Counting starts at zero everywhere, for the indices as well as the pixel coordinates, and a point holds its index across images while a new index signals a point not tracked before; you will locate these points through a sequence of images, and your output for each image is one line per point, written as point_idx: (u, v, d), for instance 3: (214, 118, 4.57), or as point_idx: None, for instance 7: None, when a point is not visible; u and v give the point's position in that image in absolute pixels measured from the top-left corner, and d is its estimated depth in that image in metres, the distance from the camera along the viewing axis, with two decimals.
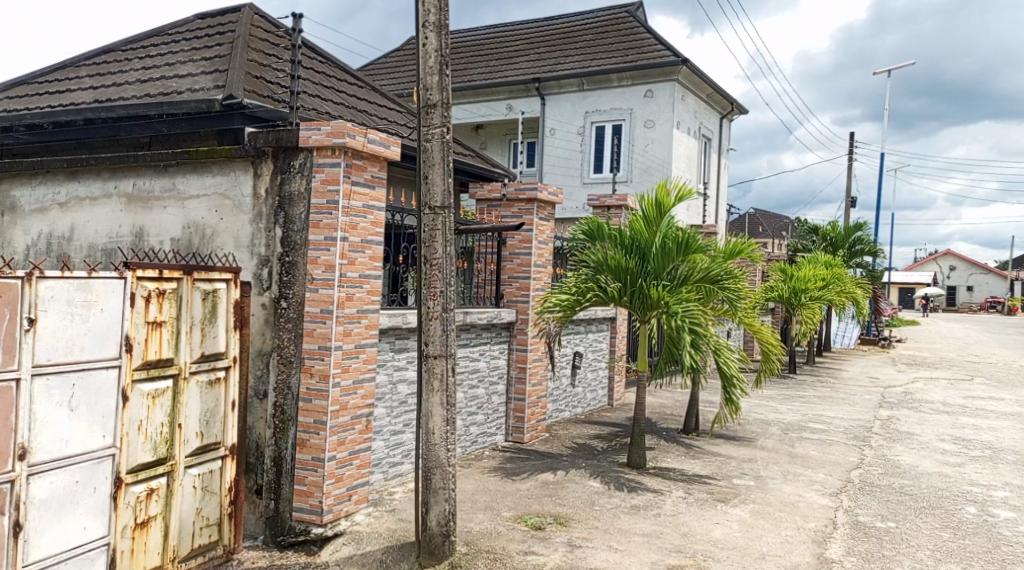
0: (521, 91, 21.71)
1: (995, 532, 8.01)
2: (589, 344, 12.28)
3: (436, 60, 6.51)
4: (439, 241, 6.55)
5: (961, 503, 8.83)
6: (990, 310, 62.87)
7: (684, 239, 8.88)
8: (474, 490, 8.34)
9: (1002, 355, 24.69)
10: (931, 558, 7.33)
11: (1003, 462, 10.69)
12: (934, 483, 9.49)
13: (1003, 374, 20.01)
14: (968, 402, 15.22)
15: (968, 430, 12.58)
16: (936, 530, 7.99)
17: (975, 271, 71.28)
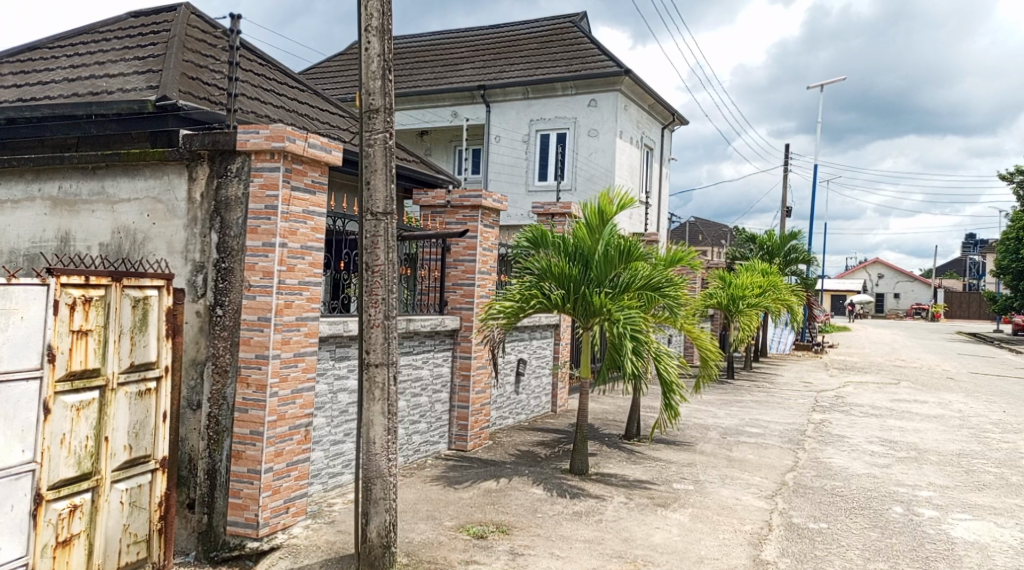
0: (467, 98, 21.65)
1: (920, 531, 8.17)
2: (533, 351, 12.27)
3: (378, 64, 6.41)
4: (381, 247, 6.45)
5: (889, 503, 9.02)
6: (916, 317, 64.85)
7: (626, 246, 8.93)
8: (416, 500, 8.24)
9: (926, 360, 25.45)
10: (861, 557, 7.44)
11: (928, 462, 10.95)
12: (863, 484, 9.68)
13: (928, 378, 20.57)
14: (895, 405, 15.61)
15: (895, 432, 12.89)
16: (865, 530, 8.13)
17: (901, 279, 73.58)
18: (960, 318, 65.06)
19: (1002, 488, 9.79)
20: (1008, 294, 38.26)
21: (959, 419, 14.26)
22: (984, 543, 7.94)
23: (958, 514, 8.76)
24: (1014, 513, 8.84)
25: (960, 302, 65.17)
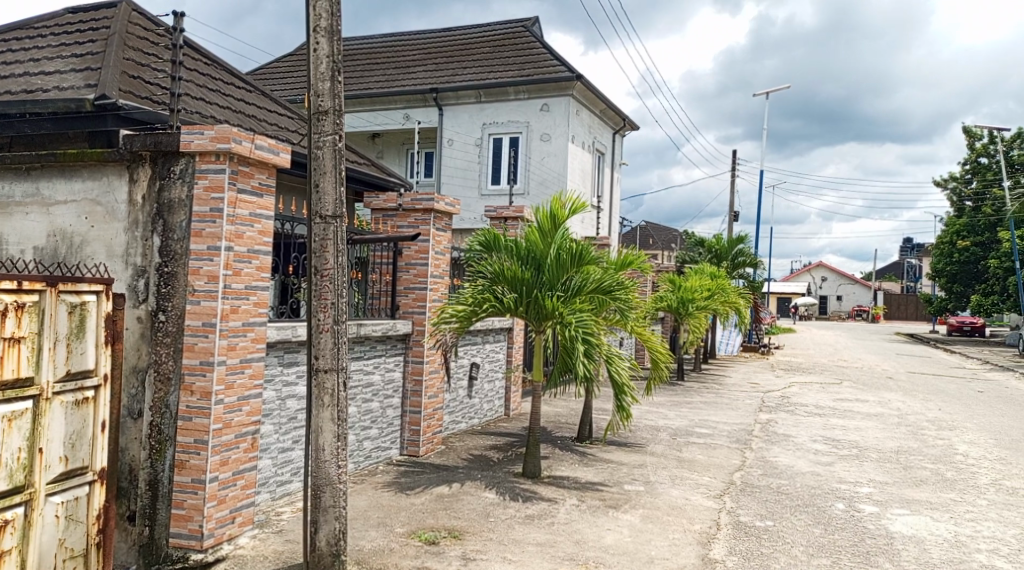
0: (419, 101, 21.53)
1: (862, 526, 8.29)
2: (486, 354, 12.21)
3: (327, 65, 6.30)
4: (330, 251, 6.33)
5: (832, 500, 9.14)
6: (857, 318, 66.27)
7: (578, 250, 8.94)
8: (367, 507, 8.12)
9: (866, 360, 25.99)
10: (805, 554, 7.50)
11: (869, 459, 11.13)
12: (807, 482, 9.81)
13: (870, 377, 20.98)
14: (837, 404, 15.88)
15: (837, 430, 13.11)
16: (809, 527, 8.22)
17: (843, 282, 75.33)
18: (898, 320, 66.63)
19: (939, 483, 9.98)
20: (943, 296, 39.25)
21: (898, 417, 14.55)
22: (922, 537, 8.07)
23: (897, 509, 8.90)
24: (950, 508, 9.01)
25: (898, 304, 66.78)
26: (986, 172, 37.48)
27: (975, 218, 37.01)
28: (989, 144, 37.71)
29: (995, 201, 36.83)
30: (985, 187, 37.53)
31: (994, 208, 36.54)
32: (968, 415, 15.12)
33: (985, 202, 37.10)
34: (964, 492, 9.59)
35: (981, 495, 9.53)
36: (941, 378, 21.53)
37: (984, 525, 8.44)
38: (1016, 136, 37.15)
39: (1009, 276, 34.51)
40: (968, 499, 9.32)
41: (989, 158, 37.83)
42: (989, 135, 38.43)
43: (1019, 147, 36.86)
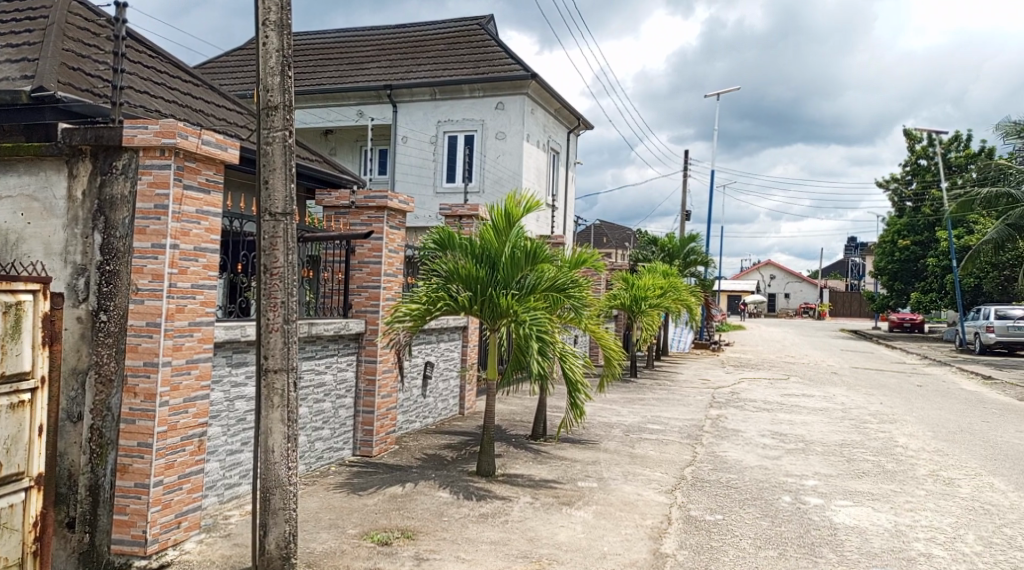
0: (373, 97, 21.32)
1: (808, 518, 8.38)
2: (441, 353, 12.11)
3: (277, 60, 6.17)
4: (280, 249, 6.19)
5: (778, 493, 9.23)
6: (804, 316, 67.45)
7: (533, 249, 8.91)
8: (318, 508, 7.99)
9: (813, 356, 26.41)
10: (753, 546, 7.56)
11: (815, 453, 11.28)
12: (756, 475, 9.90)
13: (817, 373, 21.32)
14: (785, 400, 16.10)
15: (784, 425, 13.27)
16: (757, 519, 8.29)
17: (791, 280, 76.99)
18: (844, 317, 67.95)
19: (881, 474, 10.14)
20: (886, 293, 40.06)
21: (842, 411, 14.81)
22: (864, 527, 8.18)
23: (840, 501, 9.02)
24: (890, 498, 9.16)
25: (844, 301, 68.06)
26: (925, 173, 38.32)
27: (915, 217, 37.84)
28: (928, 146, 38.56)
29: (934, 201, 37.65)
30: (925, 187, 38.38)
31: (933, 208, 37.37)
32: (909, 408, 15.43)
33: (925, 202, 37.93)
34: (904, 483, 9.76)
35: (920, 485, 9.70)
36: (884, 373, 21.96)
37: (923, 515, 8.59)
38: (954, 138, 38.07)
39: (947, 274, 35.35)
40: (908, 490, 9.48)
41: (928, 159, 38.67)
42: (929, 137, 39.32)
43: (956, 148, 37.78)
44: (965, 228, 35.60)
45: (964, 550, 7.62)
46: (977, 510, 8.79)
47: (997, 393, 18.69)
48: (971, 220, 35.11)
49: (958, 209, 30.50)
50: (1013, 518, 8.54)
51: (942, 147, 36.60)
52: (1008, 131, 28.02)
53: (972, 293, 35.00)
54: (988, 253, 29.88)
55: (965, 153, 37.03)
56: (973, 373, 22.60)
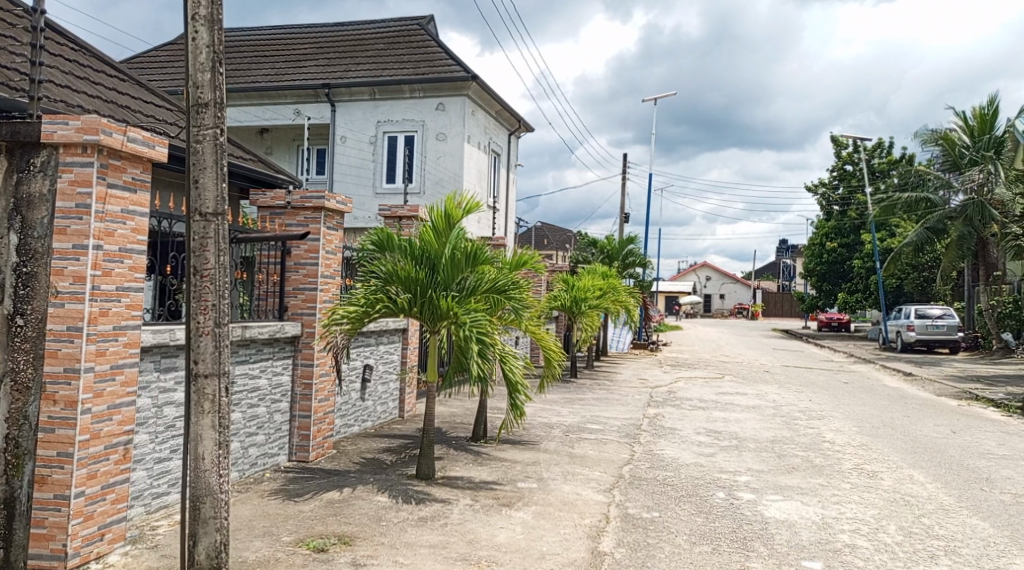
0: (309, 96, 20.98)
1: (740, 513, 8.46)
2: (380, 356, 11.94)
3: (208, 56, 5.97)
4: (211, 250, 5.97)
5: (712, 489, 9.31)
6: (739, 316, 68.67)
7: (473, 250, 8.83)
8: (252, 516, 7.78)
9: (748, 355, 26.84)
10: (688, 542, 7.59)
11: (747, 449, 11.42)
12: (691, 473, 9.97)
13: (750, 371, 21.66)
14: (720, 398, 16.30)
15: (719, 422, 13.43)
16: (692, 516, 8.33)
17: (726, 281, 78.34)
18: (775, 317, 69.42)
19: (809, 469, 10.31)
20: (814, 294, 41.03)
21: (773, 408, 15.05)
22: (793, 520, 8.29)
23: (771, 495, 9.13)
24: (818, 492, 9.31)
25: (774, 302, 69.54)
26: (851, 178, 39.36)
27: (841, 221, 38.88)
28: (853, 152, 39.67)
29: (859, 205, 38.71)
30: (851, 192, 39.35)
31: (858, 212, 38.42)
32: (836, 404, 15.77)
33: (851, 206, 38.97)
34: (830, 477, 9.94)
35: (845, 479, 9.89)
36: (813, 371, 22.45)
37: (848, 507, 8.74)
38: (877, 145, 39.28)
39: (871, 275, 36.40)
40: (834, 483, 9.65)
41: (854, 165, 39.75)
42: (855, 143, 40.40)
43: (879, 155, 38.96)
44: (888, 232, 36.73)
45: (887, 540, 7.76)
46: (898, 501, 8.98)
47: (918, 388, 19.26)
48: (893, 224, 36.25)
49: (880, 214, 32.03)
50: (932, 508, 8.75)
51: (866, 154, 37.70)
52: (926, 139, 29.34)
53: (894, 293, 36.09)
54: (909, 255, 30.86)
55: (887, 159, 38.22)
56: (895, 369, 23.28)
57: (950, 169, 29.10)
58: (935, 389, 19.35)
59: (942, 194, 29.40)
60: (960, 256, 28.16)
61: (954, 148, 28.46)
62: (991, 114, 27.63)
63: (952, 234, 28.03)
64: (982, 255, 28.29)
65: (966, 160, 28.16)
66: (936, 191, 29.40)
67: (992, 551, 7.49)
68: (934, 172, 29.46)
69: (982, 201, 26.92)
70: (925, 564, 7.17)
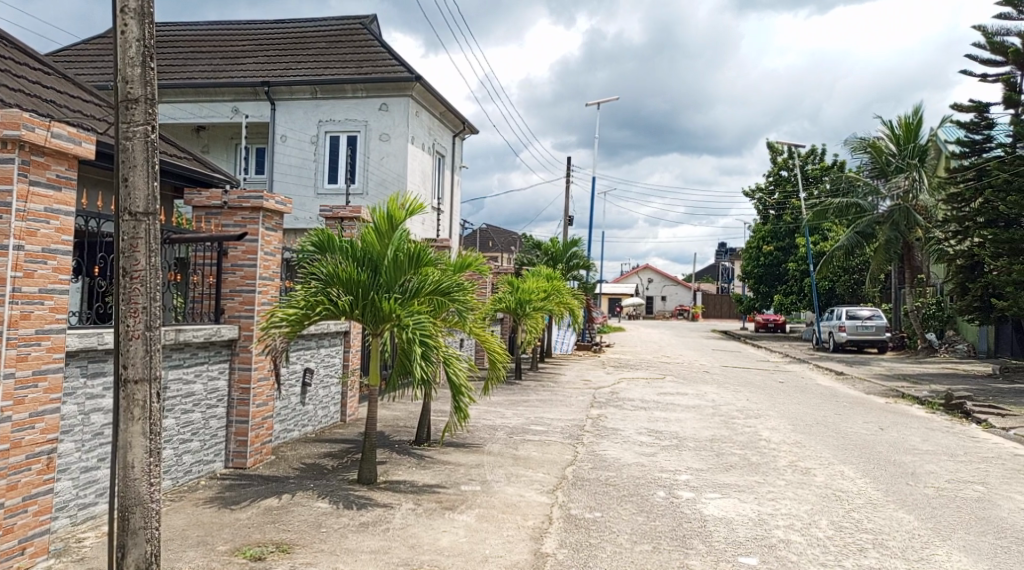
0: (248, 94, 20.57)
1: (680, 512, 8.48)
2: (320, 359, 11.72)
3: (138, 50, 5.71)
4: (142, 251, 5.71)
5: (653, 488, 9.32)
6: (679, 317, 69.54)
7: (416, 252, 8.70)
8: (185, 526, 7.53)
9: (688, 356, 27.11)
10: (629, 541, 7.57)
11: (687, 448, 11.50)
12: (632, 472, 9.99)
13: (691, 372, 21.87)
14: (662, 398, 16.40)
15: (660, 422, 13.50)
16: (633, 515, 8.32)
17: (667, 284, 79.31)
18: (714, 318, 70.41)
19: (746, 467, 10.41)
20: (751, 296, 41.69)
21: (713, 408, 15.20)
22: (731, 517, 8.33)
23: (710, 493, 9.18)
24: (754, 489, 9.39)
25: (714, 303, 70.54)
26: (785, 184, 40.00)
27: (777, 225, 39.62)
28: (788, 158, 40.46)
29: (794, 210, 39.48)
30: (786, 198, 40.01)
31: (793, 216, 39.19)
32: (772, 404, 16.00)
33: (786, 211, 39.73)
34: (766, 474, 10.04)
35: (780, 476, 10.00)
36: (751, 371, 22.79)
37: (783, 503, 8.83)
38: (811, 152, 40.14)
39: (805, 278, 37.13)
40: (769, 480, 9.75)
41: (788, 171, 40.52)
42: (789, 150, 41.22)
43: (813, 162, 39.81)
44: (821, 236, 37.51)
45: (819, 535, 7.84)
46: (830, 497, 9.10)
47: (849, 387, 19.67)
48: (826, 228, 37.03)
49: (813, 218, 32.67)
50: (862, 503, 8.88)
51: (800, 160, 38.47)
52: (855, 146, 29.97)
53: (827, 296, 36.77)
54: (840, 258, 31.55)
55: (820, 165, 39.07)
56: (828, 369, 23.76)
57: (877, 177, 29.56)
58: (865, 387, 19.78)
59: (870, 200, 30.09)
60: (887, 260, 28.80)
61: (881, 156, 28.89)
62: (915, 123, 28.42)
63: (879, 239, 28.73)
64: (907, 259, 29.03)
65: (892, 168, 28.70)
66: (866, 197, 30.27)
67: (919, 543, 7.62)
68: (864, 179, 30.12)
69: (907, 207, 28.03)
70: (855, 557, 7.26)
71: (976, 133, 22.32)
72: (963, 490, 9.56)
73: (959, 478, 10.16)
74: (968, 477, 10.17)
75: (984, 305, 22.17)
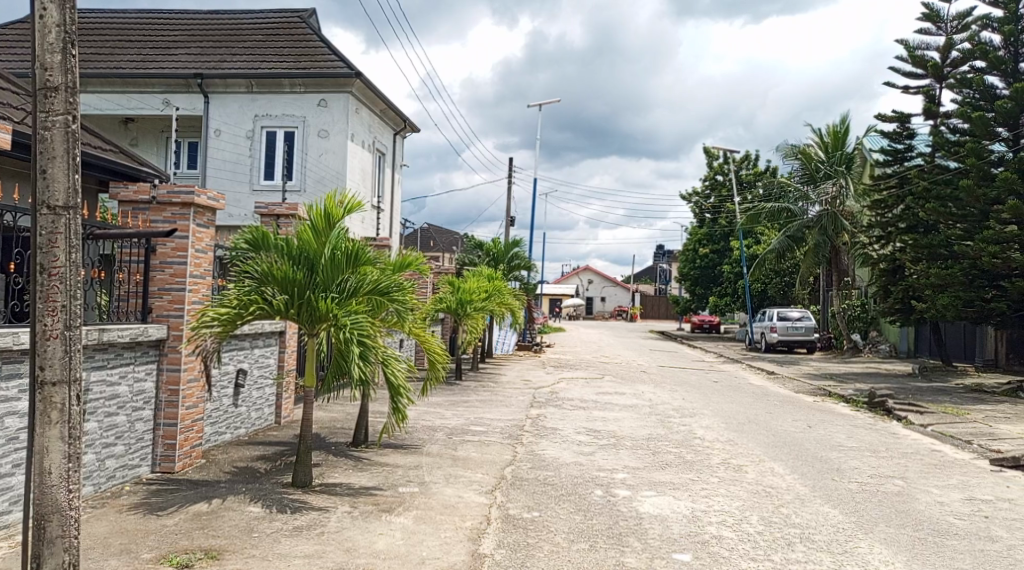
0: (180, 86, 20.01)
1: (617, 510, 8.45)
2: (254, 360, 11.41)
3: (58, 35, 5.36)
4: (61, 246, 5.36)
5: (591, 487, 9.27)
6: (618, 318, 70.12)
7: (354, 250, 8.49)
8: (107, 533, 7.22)
9: (627, 356, 27.25)
10: (566, 540, 7.49)
11: (624, 447, 11.50)
12: (570, 472, 9.94)
13: (628, 372, 21.99)
14: (600, 397, 16.43)
15: (598, 422, 13.49)
16: (571, 514, 8.26)
17: (606, 285, 80.00)
18: (653, 318, 71.22)
19: (681, 464, 10.44)
20: (688, 297, 42.21)
21: (649, 407, 15.27)
22: (665, 515, 8.33)
23: (646, 491, 9.18)
24: (689, 486, 9.42)
25: (652, 304, 71.39)
26: (721, 188, 40.69)
27: (712, 228, 40.20)
28: (723, 163, 41.13)
29: (729, 213, 40.11)
30: (721, 202, 40.64)
31: (728, 220, 39.82)
32: (707, 402, 16.15)
33: (721, 214, 40.36)
34: (701, 472, 10.09)
35: (714, 473, 10.05)
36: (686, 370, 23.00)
37: (715, 500, 8.86)
38: (745, 157, 40.85)
39: (739, 280, 37.74)
40: (703, 477, 9.79)
41: (724, 176, 41.17)
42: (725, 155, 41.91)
43: (747, 166, 40.55)
44: (754, 239, 38.18)
45: (749, 531, 7.87)
46: (761, 493, 9.18)
47: (782, 386, 20.00)
48: (759, 232, 37.69)
49: (747, 222, 33.20)
50: (790, 498, 8.96)
51: (734, 165, 39.15)
52: (786, 153, 30.64)
53: (759, 298, 37.47)
54: (772, 262, 32.09)
55: (754, 171, 39.81)
56: (760, 369, 24.11)
57: (807, 182, 30.15)
58: (795, 386, 20.12)
59: (800, 205, 30.30)
60: (815, 263, 29.34)
61: (811, 162, 29.63)
62: (842, 131, 29.15)
63: (808, 243, 29.37)
64: (835, 262, 29.70)
65: (821, 174, 29.39)
66: (796, 202, 30.44)
67: (843, 536, 7.71)
68: (794, 184, 30.56)
69: (835, 212, 28.60)
70: (783, 551, 7.30)
71: (899, 143, 22.84)
72: (885, 485, 9.73)
73: (881, 473, 10.35)
74: (889, 472, 10.37)
75: (905, 306, 22.68)
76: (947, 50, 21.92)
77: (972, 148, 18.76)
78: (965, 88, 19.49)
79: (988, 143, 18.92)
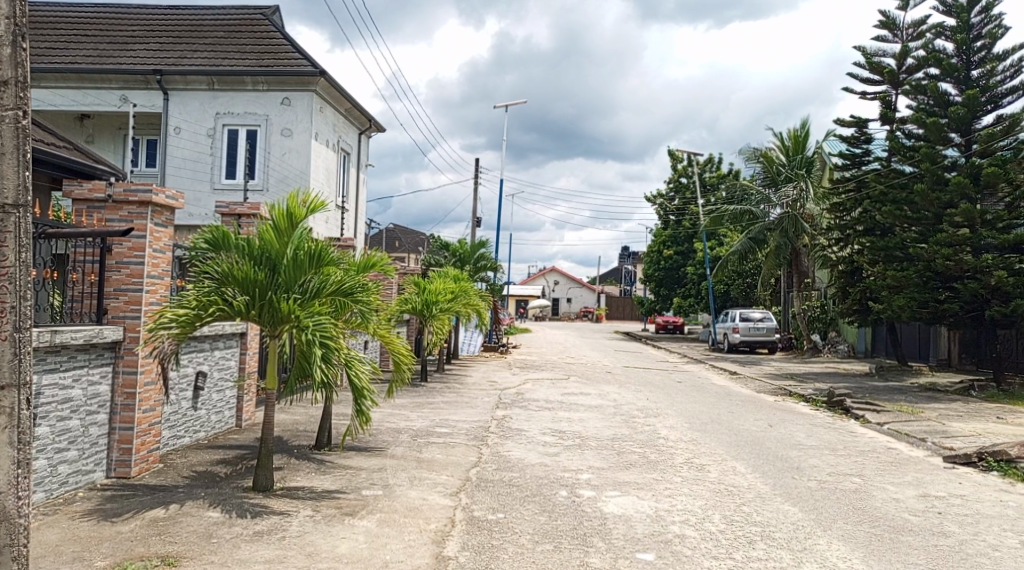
0: (139, 82, 19.63)
1: (581, 510, 8.40)
2: (214, 362, 11.19)
3: (6, 26, 5.10)
4: (10, 245, 5.09)
5: (556, 488, 9.21)
6: (583, 319, 70.29)
7: (317, 250, 8.33)
8: (60, 541, 7.01)
9: (592, 357, 27.28)
10: (531, 541, 7.41)
11: (589, 447, 11.45)
12: (535, 473, 9.88)
13: (593, 373, 22.00)
14: (565, 398, 16.40)
15: (563, 422, 13.44)
16: (536, 515, 8.19)
17: (572, 286, 80.18)
18: (617, 319, 71.50)
19: (644, 464, 10.42)
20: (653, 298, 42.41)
21: (614, 407, 15.27)
22: (629, 515, 8.29)
23: (610, 491, 9.14)
24: (652, 486, 9.40)
25: (617, 305, 71.68)
26: (685, 191, 40.97)
27: (676, 229, 40.43)
28: (687, 166, 41.41)
29: (692, 215, 40.37)
30: (685, 204, 40.91)
31: (691, 221, 40.08)
32: (671, 402, 16.20)
33: (685, 216, 40.60)
34: (664, 471, 10.08)
35: (677, 473, 10.04)
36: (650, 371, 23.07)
37: (679, 499, 8.84)
38: (709, 160, 41.17)
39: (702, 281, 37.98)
40: (666, 477, 9.78)
41: (688, 178, 41.45)
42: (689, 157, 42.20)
43: (710, 169, 40.87)
44: (717, 241, 38.47)
45: (711, 529, 7.85)
46: (722, 492, 9.19)
47: (744, 386, 20.14)
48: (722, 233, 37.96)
49: (711, 223, 33.41)
50: (751, 497, 8.98)
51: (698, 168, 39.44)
52: (747, 156, 30.98)
53: (722, 299, 37.75)
54: (734, 263, 32.32)
55: (717, 173, 40.14)
56: (723, 369, 24.26)
57: (769, 185, 30.45)
58: (757, 386, 20.26)
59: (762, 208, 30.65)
60: (777, 264, 29.33)
61: (772, 165, 29.98)
62: (803, 135, 29.48)
63: (770, 245, 29.66)
64: (795, 264, 30.01)
65: (782, 178, 29.67)
66: (758, 205, 30.81)
67: (804, 534, 7.72)
68: (756, 187, 30.95)
69: (796, 215, 28.84)
70: (744, 549, 7.29)
71: (857, 147, 23.24)
72: (845, 483, 9.79)
73: (841, 471, 10.43)
74: (849, 470, 10.44)
75: (862, 307, 22.71)
76: (903, 56, 22.22)
77: (927, 151, 19.05)
78: (920, 94, 19.79)
79: (942, 147, 19.26)
